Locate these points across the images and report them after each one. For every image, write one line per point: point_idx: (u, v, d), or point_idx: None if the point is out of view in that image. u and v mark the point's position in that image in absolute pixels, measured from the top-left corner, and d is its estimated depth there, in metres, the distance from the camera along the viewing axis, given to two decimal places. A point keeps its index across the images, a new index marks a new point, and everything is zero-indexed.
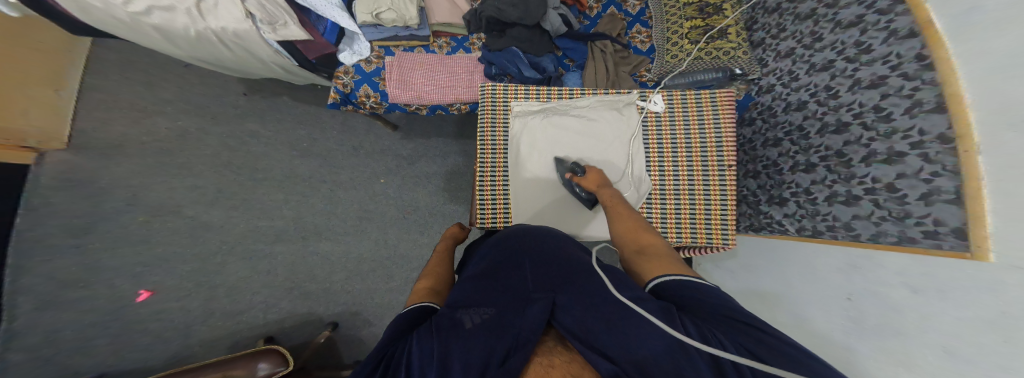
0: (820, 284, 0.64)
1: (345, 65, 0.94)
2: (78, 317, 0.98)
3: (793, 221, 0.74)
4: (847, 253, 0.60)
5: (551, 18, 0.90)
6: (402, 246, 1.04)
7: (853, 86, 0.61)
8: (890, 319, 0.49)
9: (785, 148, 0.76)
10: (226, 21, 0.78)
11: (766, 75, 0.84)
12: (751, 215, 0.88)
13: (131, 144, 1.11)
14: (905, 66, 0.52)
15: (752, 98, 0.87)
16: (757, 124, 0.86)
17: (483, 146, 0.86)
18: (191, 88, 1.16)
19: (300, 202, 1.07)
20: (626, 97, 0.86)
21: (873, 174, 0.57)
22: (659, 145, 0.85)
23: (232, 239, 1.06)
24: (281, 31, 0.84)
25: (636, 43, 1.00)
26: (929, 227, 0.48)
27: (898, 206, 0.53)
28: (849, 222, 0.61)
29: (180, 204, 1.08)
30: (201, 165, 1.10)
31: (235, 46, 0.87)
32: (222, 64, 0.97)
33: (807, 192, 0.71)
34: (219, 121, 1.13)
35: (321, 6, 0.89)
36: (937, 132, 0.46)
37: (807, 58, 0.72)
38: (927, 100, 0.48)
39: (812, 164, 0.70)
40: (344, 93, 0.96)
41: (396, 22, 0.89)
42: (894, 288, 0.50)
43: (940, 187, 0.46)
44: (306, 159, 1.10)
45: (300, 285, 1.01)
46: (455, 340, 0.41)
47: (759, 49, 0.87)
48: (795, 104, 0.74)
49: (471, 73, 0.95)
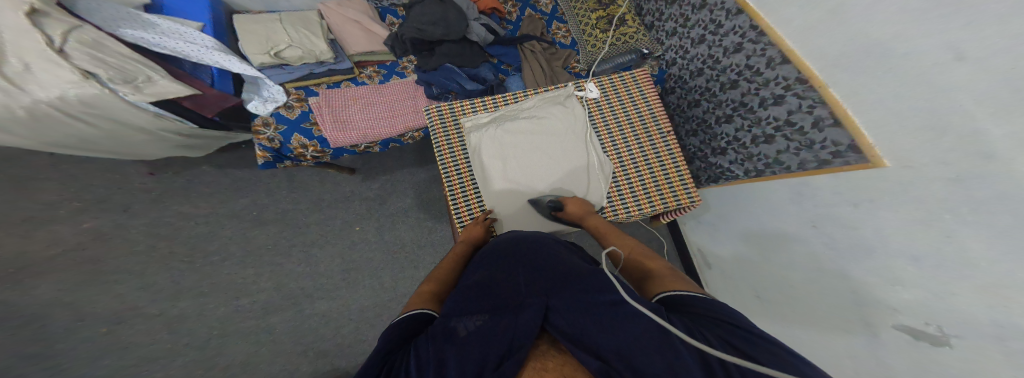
0: (780, 214, 0.74)
1: (262, 117, 0.75)
2: None
3: (738, 166, 0.83)
4: (788, 184, 0.70)
5: (476, 30, 0.86)
6: (401, 286, 1.01)
7: (725, 52, 0.76)
8: (855, 239, 0.56)
9: (705, 106, 0.88)
10: (57, 85, 0.57)
11: (667, 51, 0.98)
12: (705, 169, 0.95)
13: (25, 256, 0.86)
14: (748, 35, 0.69)
15: (664, 72, 0.99)
16: (677, 91, 0.97)
17: (445, 170, 0.77)
18: (79, 182, 0.97)
19: (276, 271, 1.01)
20: (564, 90, 0.82)
21: (773, 115, 0.69)
22: (605, 126, 0.83)
23: (217, 324, 0.96)
24: (148, 88, 0.63)
25: (559, 39, 1.00)
26: (832, 149, 0.57)
27: (801, 137, 0.63)
28: (778, 157, 0.71)
29: (134, 305, 0.91)
30: (140, 263, 0.96)
31: (95, 118, 0.65)
32: (94, 146, 0.74)
33: (736, 139, 0.81)
34: (135, 211, 1.00)
35: (192, 52, 0.66)
36: (793, 77, 0.60)
37: (686, 34, 0.88)
38: (775, 56, 0.64)
39: (729, 115, 0.81)
40: (274, 149, 0.78)
41: (305, 58, 0.74)
42: (838, 205, 0.58)
43: (822, 116, 0.57)
44: (263, 227, 1.02)
45: (313, 346, 0.99)
46: (450, 351, 0.38)
47: (653, 30, 1.02)
48: (696, 70, 0.88)
49: (412, 98, 0.83)
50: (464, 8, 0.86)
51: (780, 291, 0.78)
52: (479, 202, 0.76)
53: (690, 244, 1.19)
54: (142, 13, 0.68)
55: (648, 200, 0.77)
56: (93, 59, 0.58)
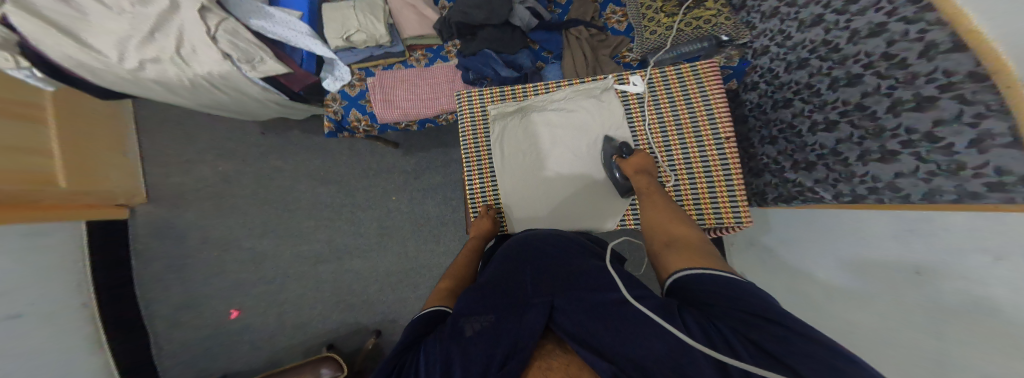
0: (880, 248, 0.56)
1: (331, 94, 0.94)
2: (197, 330, 1.27)
3: (828, 187, 0.64)
4: (900, 217, 0.52)
5: (519, 13, 0.83)
6: (421, 256, 1.11)
7: (851, 37, 0.54)
8: (964, 294, 0.42)
9: (798, 108, 0.68)
10: (208, 65, 0.80)
11: (757, 37, 0.77)
12: (775, 186, 0.78)
13: (189, 190, 1.29)
14: (901, 9, 0.45)
15: (747, 62, 0.81)
16: (761, 88, 0.77)
17: (467, 156, 0.84)
18: (218, 134, 1.28)
19: (329, 225, 1.18)
20: (602, 83, 0.78)
21: (906, 124, 0.48)
22: (646, 126, 0.76)
23: (284, 262, 1.21)
24: (260, 67, 0.83)
25: (611, 24, 0.93)
26: (992, 178, 0.38)
27: (945, 157, 0.43)
28: (893, 182, 0.51)
29: (238, 236, 1.25)
30: (245, 202, 1.24)
31: (228, 89, 0.90)
32: (226, 107, 1.03)
33: (835, 152, 0.62)
34: (249, 161, 1.25)
35: (292, 37, 0.87)
36: (965, 69, 0.38)
37: (792, 15, 0.66)
38: (940, 41, 0.40)
39: (833, 122, 0.61)
40: (336, 120, 0.96)
41: (368, 42, 0.87)
42: (968, 253, 0.41)
43: (993, 130, 0.37)
44: (325, 186, 1.19)
45: (344, 299, 1.14)
46: (456, 349, 0.40)
47: (743, 12, 0.81)
48: (795, 62, 0.67)
49: (451, 81, 0.91)
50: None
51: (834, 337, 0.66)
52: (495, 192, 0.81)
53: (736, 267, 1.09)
54: (263, 4, 0.87)
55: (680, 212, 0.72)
56: (231, 45, 0.78)
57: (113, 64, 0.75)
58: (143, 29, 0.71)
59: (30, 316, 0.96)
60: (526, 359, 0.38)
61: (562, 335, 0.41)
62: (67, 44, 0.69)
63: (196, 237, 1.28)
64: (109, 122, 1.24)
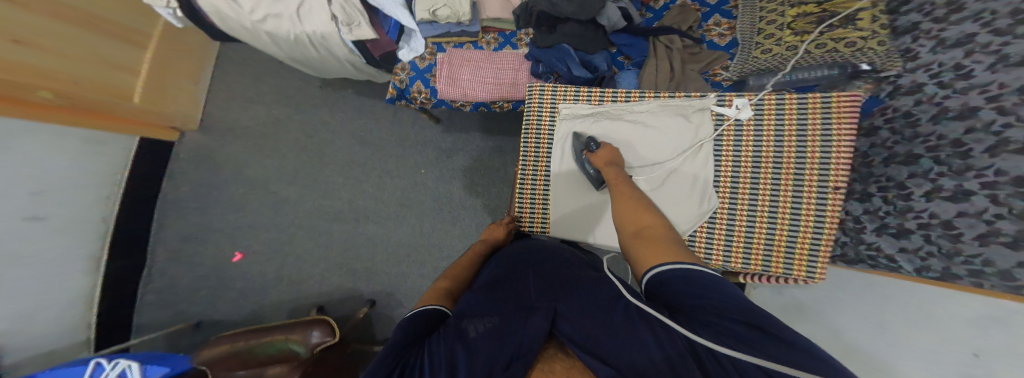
0: (944, 334, 0.47)
1: (402, 63, 1.01)
2: (195, 266, 1.26)
3: (908, 257, 0.55)
4: (987, 302, 0.43)
5: (610, 13, 0.85)
6: (435, 234, 1.09)
7: None
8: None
9: (925, 169, 0.53)
10: (316, 24, 0.91)
11: (909, 72, 0.60)
12: (845, 245, 0.68)
13: (238, 127, 1.36)
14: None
15: (880, 102, 0.65)
16: (884, 133, 0.63)
17: (525, 151, 0.87)
18: (284, 80, 1.38)
19: (355, 186, 1.19)
20: (699, 102, 0.76)
21: None
22: (736, 156, 0.73)
23: (302, 214, 1.22)
24: (355, 31, 0.92)
25: (710, 37, 0.92)
26: None
27: None
28: (1010, 270, 0.41)
29: (267, 179, 1.28)
30: (284, 149, 1.30)
31: (321, 47, 1.00)
32: (309, 63, 1.11)
33: (948, 227, 0.49)
34: (301, 111, 1.32)
35: (387, 6, 0.93)
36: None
37: (980, 47, 0.48)
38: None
39: (965, 193, 0.47)
40: (400, 89, 1.03)
41: (450, 18, 0.89)
42: None
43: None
44: (362, 148, 1.23)
45: (348, 263, 1.12)
46: (461, 348, 0.40)
47: (908, 37, 0.63)
48: (958, 110, 0.50)
49: (516, 70, 0.95)
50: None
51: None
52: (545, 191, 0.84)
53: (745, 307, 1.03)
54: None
55: (744, 254, 0.72)
56: (341, 8, 0.89)
57: (242, 14, 0.90)
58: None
59: (48, 219, 1.01)
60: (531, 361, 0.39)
61: (561, 338, 0.41)
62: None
63: (229, 173, 1.32)
64: (195, 52, 1.36)
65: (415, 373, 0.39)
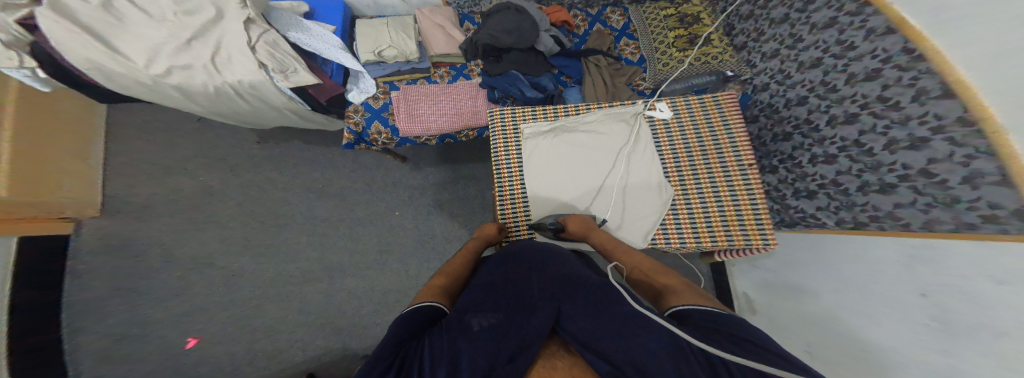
0: (888, 279, 0.60)
1: (355, 105, 0.93)
2: (134, 368, 1.06)
3: (829, 214, 0.73)
4: (905, 245, 0.57)
5: (545, 40, 0.88)
6: (424, 275, 1.07)
7: (849, 79, 0.65)
8: (976, 312, 0.45)
9: (799, 142, 0.78)
10: (240, 74, 0.81)
11: (757, 75, 0.88)
12: (779, 211, 0.87)
13: (159, 204, 1.19)
14: (896, 59, 0.56)
15: (749, 97, 0.90)
16: (762, 120, 0.88)
17: (499, 181, 0.83)
18: (204, 139, 1.23)
19: (323, 242, 1.12)
20: (632, 108, 0.84)
21: (901, 161, 0.57)
22: (672, 151, 0.82)
23: (265, 283, 1.11)
24: (292, 77, 0.82)
25: (625, 55, 0.98)
26: (985, 211, 0.45)
27: (942, 191, 0.51)
28: (892, 211, 0.60)
29: (211, 254, 1.14)
30: (227, 216, 1.16)
31: (251, 97, 0.88)
32: (240, 116, 0.99)
33: (835, 183, 0.70)
34: (237, 171, 1.18)
35: (324, 50, 0.87)
36: (954, 116, 0.47)
37: (793, 57, 0.78)
38: (931, 88, 0.50)
39: (832, 155, 0.70)
40: (357, 133, 0.95)
41: (397, 58, 0.88)
42: (974, 279, 0.45)
43: (982, 170, 0.45)
44: (323, 200, 1.14)
45: (333, 322, 1.05)
46: (464, 341, 0.42)
47: (743, 52, 0.93)
48: (796, 99, 0.78)
49: (474, 98, 0.94)
50: (540, 19, 0.89)
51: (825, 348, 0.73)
52: (525, 214, 0.81)
53: (736, 285, 1.14)
54: (302, 18, 0.90)
55: (711, 232, 0.77)
56: (268, 54, 0.80)
57: (136, 70, 0.75)
58: (181, 37, 0.75)
59: None
60: (533, 359, 0.42)
61: (566, 337, 0.45)
62: (95, 46, 0.70)
63: (160, 255, 1.16)
64: (78, 126, 1.16)
65: (414, 365, 0.39)
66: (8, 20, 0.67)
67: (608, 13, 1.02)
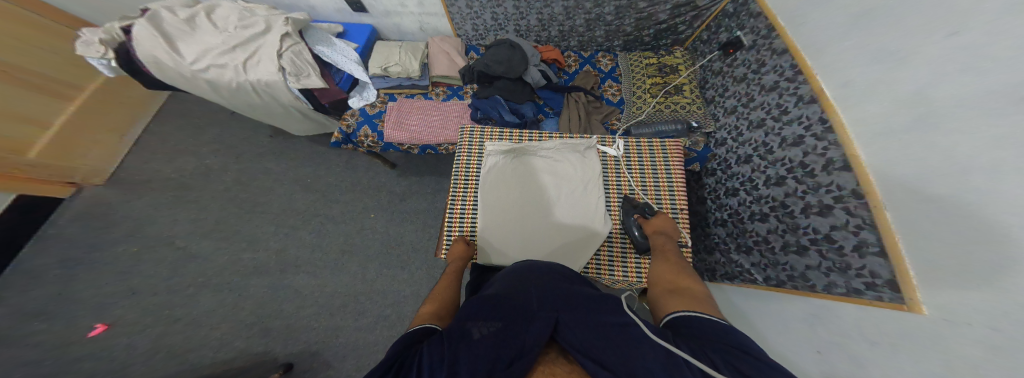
0: (791, 336, 0.64)
1: (352, 110, 1.08)
2: (29, 348, 0.95)
3: (759, 270, 0.78)
4: (811, 305, 0.63)
5: (532, 73, 1.03)
6: (379, 281, 0.99)
7: (782, 143, 0.75)
8: (857, 372, 0.49)
9: (742, 198, 0.85)
10: (260, 74, 1.00)
11: (719, 129, 0.98)
12: (723, 264, 0.90)
13: (158, 180, 1.25)
14: (814, 127, 0.65)
15: (710, 150, 1.00)
16: (718, 174, 0.96)
17: (456, 184, 0.93)
18: (229, 130, 1.34)
19: (288, 234, 1.10)
20: (587, 141, 0.92)
21: (812, 225, 0.66)
22: (616, 186, 0.91)
23: (214, 269, 1.06)
24: (303, 81, 1.01)
25: (607, 95, 1.11)
26: (868, 279, 0.52)
27: (839, 257, 0.59)
28: (805, 273, 0.66)
29: (176, 234, 1.14)
30: (210, 199, 1.19)
31: (264, 94, 1.05)
32: (254, 111, 1.16)
33: (767, 241, 0.77)
34: (242, 159, 1.26)
35: (342, 63, 1.08)
36: (850, 187, 0.57)
37: (745, 116, 0.88)
38: (836, 159, 0.60)
39: (766, 214, 0.77)
40: (347, 133, 1.07)
41: (400, 74, 1.05)
42: (858, 341, 0.50)
43: (866, 240, 0.53)
44: (305, 194, 1.17)
45: (265, 320, 0.95)
46: (464, 349, 0.44)
47: (712, 106, 1.03)
48: (744, 157, 0.87)
49: (460, 116, 1.06)
50: (529, 55, 1.05)
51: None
52: (472, 219, 0.88)
53: None
54: (332, 38, 1.12)
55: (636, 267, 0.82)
56: (290, 61, 0.99)
57: (183, 64, 0.97)
58: (230, 44, 0.99)
59: None
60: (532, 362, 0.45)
61: (565, 346, 0.47)
62: (161, 46, 0.95)
63: (127, 229, 1.16)
64: (130, 106, 1.33)
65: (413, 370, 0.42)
66: (117, 27, 0.96)
67: (598, 57, 1.18)
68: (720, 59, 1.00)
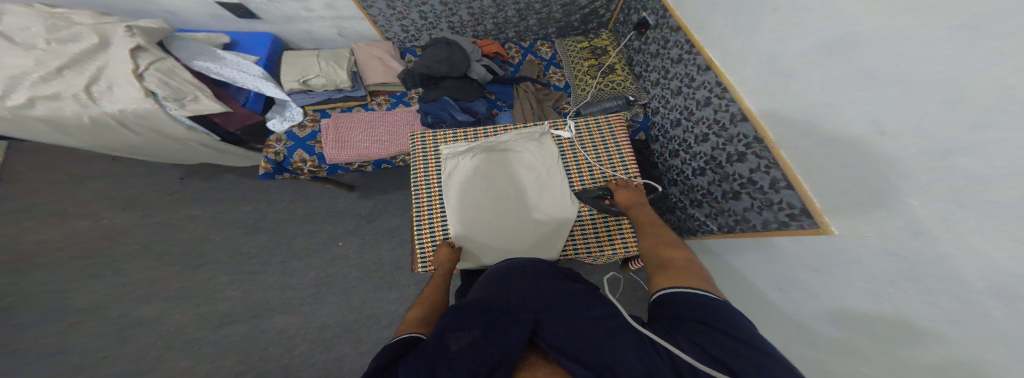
0: (758, 276, 0.74)
1: (277, 133, 0.94)
2: None
3: (713, 220, 0.85)
4: (756, 242, 0.72)
5: (477, 69, 0.99)
6: (368, 306, 1.02)
7: (698, 105, 0.81)
8: (816, 302, 0.57)
9: (682, 157, 0.92)
10: (123, 103, 0.80)
11: (652, 99, 1.04)
12: (685, 220, 0.96)
13: (47, 253, 1.05)
14: (715, 90, 0.75)
15: (649, 119, 1.05)
16: (660, 140, 1.02)
17: (418, 195, 0.88)
18: (121, 179, 1.15)
19: (251, 280, 1.05)
20: (540, 128, 0.93)
21: (738, 170, 0.72)
22: (578, 167, 0.92)
23: (171, 333, 0.97)
24: (191, 106, 0.84)
25: (554, 82, 1.11)
26: (791, 213, 0.59)
27: (763, 196, 0.65)
28: (745, 214, 0.73)
29: (106, 305, 1.00)
30: (132, 262, 1.05)
31: (141, 128, 0.86)
32: (141, 150, 0.97)
33: (709, 192, 0.84)
34: (151, 211, 1.12)
35: (241, 78, 0.90)
36: (752, 136, 0.65)
37: (667, 86, 0.95)
38: (736, 113, 0.69)
39: (702, 168, 0.85)
40: (276, 161, 0.94)
41: (326, 86, 0.95)
42: (804, 273, 0.59)
43: (777, 178, 0.61)
44: (253, 235, 1.10)
45: (255, 368, 0.94)
46: (440, 365, 0.41)
47: (642, 79, 1.08)
48: (675, 121, 0.93)
49: (410, 124, 0.99)
50: (470, 51, 1.00)
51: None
52: (443, 228, 0.85)
53: None
54: (218, 51, 0.95)
55: (611, 243, 0.84)
56: (161, 83, 0.81)
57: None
58: (51, 66, 0.76)
59: None
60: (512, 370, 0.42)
61: (546, 348, 0.44)
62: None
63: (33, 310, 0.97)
64: None
65: None
66: None
67: (538, 46, 1.17)
68: (637, 37, 1.06)
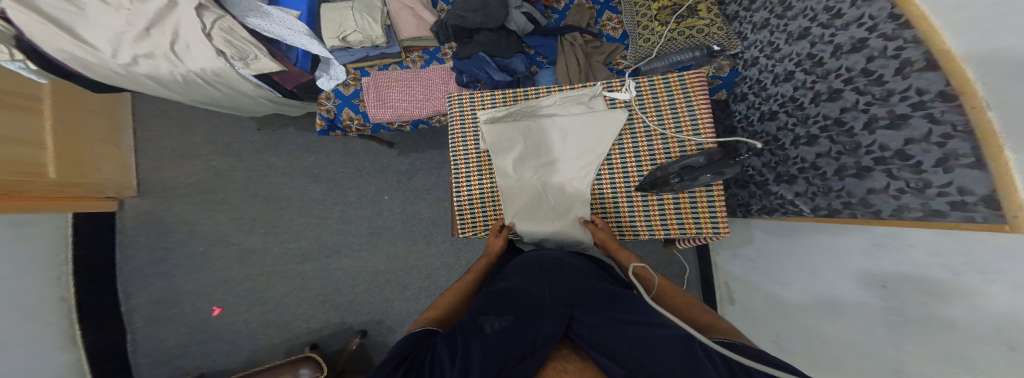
0: (853, 269, 0.63)
1: (325, 92, 0.97)
2: (174, 329, 1.22)
3: (805, 200, 0.70)
4: (872, 234, 0.59)
5: (515, 18, 0.89)
6: (412, 257, 1.15)
7: (835, 52, 0.59)
8: (934, 310, 0.47)
9: (783, 122, 0.75)
10: (202, 62, 0.85)
11: (748, 48, 0.83)
12: (759, 197, 0.83)
13: (181, 186, 1.33)
14: (882, 26, 0.49)
15: (738, 73, 0.87)
16: (750, 98, 0.85)
17: (456, 161, 0.84)
18: (217, 127, 1.35)
19: (319, 224, 1.22)
20: (591, 90, 0.81)
21: (880, 141, 0.53)
22: (632, 137, 0.79)
23: (270, 261, 1.23)
24: (254, 64, 0.88)
25: (607, 31, 1.00)
26: (955, 197, 0.42)
27: (915, 175, 0.47)
28: (866, 197, 0.56)
29: (227, 233, 1.27)
30: (236, 199, 1.28)
31: (220, 85, 0.95)
32: (218, 102, 1.08)
33: (814, 167, 0.67)
34: (243, 157, 1.31)
35: (288, 36, 0.92)
36: (935, 89, 0.42)
37: (782, 28, 0.72)
38: (916, 60, 0.45)
39: (814, 136, 0.66)
40: (329, 119, 0.99)
41: (364, 43, 0.90)
42: (932, 270, 0.47)
43: (956, 151, 0.41)
44: (318, 184, 1.25)
45: (331, 298, 1.15)
46: (475, 341, 0.43)
47: (736, 22, 0.88)
48: (783, 75, 0.73)
49: (445, 83, 0.95)
50: None
51: (804, 349, 0.76)
52: (482, 202, 0.82)
53: (720, 275, 1.15)
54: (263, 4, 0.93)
55: (664, 224, 0.76)
56: (226, 42, 0.83)
57: (106, 59, 0.77)
58: (139, 25, 0.76)
59: None
60: (544, 360, 0.43)
61: (578, 341, 0.47)
62: (62, 36, 0.72)
63: (184, 233, 1.30)
64: (109, 114, 1.28)
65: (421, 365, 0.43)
66: None
67: None
68: None
